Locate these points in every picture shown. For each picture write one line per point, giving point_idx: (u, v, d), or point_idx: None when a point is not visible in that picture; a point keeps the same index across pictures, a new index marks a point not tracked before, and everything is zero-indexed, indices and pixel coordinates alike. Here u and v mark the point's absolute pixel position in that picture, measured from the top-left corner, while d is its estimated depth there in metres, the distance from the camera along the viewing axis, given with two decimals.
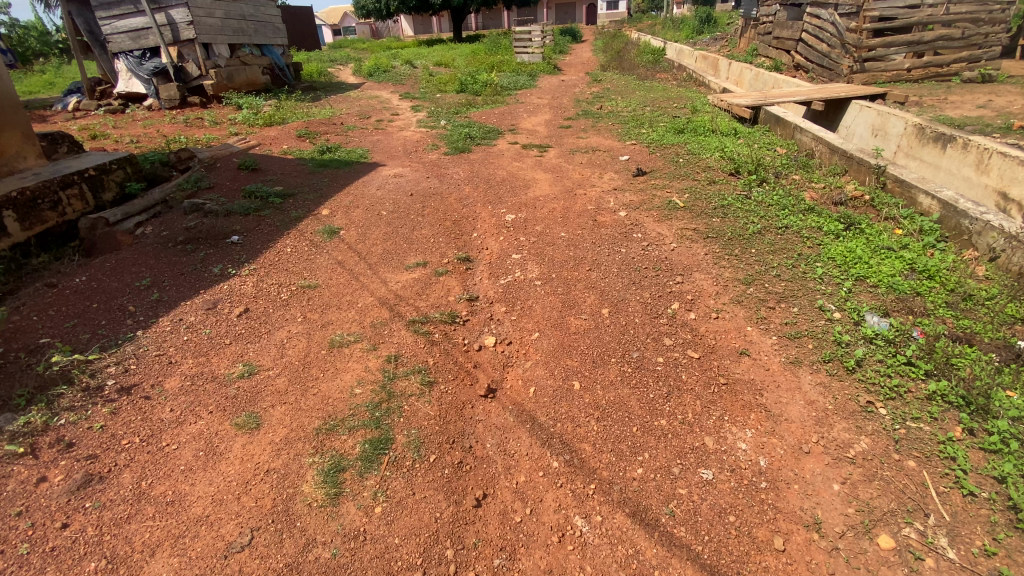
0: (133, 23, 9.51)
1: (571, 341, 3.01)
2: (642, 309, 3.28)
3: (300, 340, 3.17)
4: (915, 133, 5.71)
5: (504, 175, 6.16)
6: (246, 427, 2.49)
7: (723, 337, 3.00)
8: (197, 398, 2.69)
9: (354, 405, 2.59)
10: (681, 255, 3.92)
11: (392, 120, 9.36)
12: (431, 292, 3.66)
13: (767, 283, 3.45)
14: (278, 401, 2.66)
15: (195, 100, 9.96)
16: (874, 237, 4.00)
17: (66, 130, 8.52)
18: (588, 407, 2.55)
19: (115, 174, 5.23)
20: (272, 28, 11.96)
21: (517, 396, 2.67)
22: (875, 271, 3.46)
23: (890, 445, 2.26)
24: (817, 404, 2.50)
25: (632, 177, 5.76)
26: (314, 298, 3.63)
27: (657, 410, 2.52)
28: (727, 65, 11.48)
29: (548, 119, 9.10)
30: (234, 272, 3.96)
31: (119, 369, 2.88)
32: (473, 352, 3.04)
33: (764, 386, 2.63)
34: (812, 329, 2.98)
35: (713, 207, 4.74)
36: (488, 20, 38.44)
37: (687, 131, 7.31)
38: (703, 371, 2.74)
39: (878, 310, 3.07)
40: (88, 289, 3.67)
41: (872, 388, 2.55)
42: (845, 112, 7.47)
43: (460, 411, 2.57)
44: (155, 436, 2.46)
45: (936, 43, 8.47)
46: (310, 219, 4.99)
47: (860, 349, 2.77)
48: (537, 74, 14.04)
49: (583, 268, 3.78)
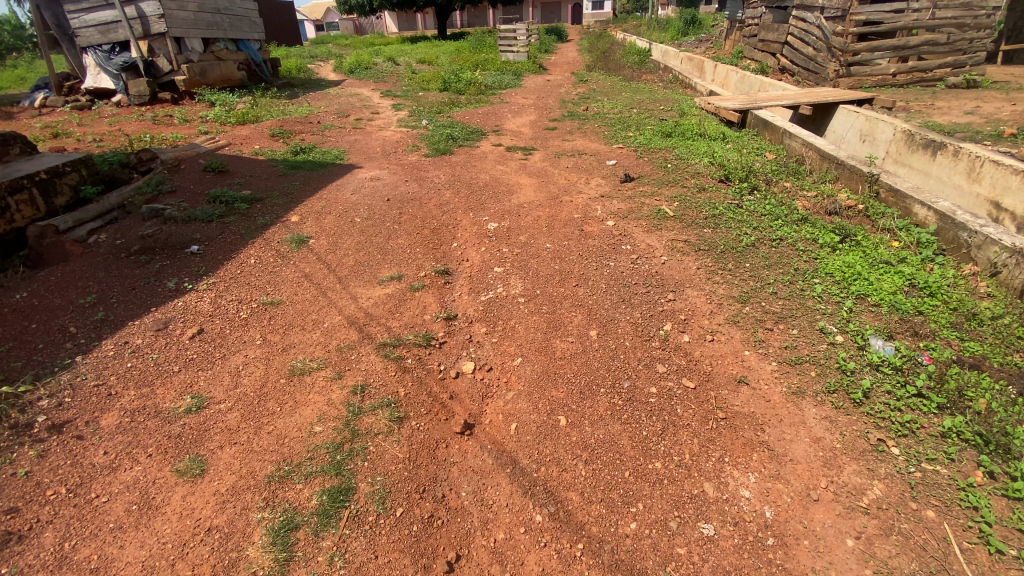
0: (100, 15, 9.02)
1: (557, 369, 2.76)
2: (632, 330, 3.04)
3: (257, 367, 2.87)
4: (904, 139, 5.60)
5: (487, 179, 5.90)
6: (189, 474, 2.19)
7: (719, 362, 2.78)
8: (136, 439, 2.38)
9: (314, 447, 2.31)
10: (673, 269, 3.70)
11: (371, 119, 9.01)
12: (406, 309, 3.38)
13: (764, 302, 3.25)
14: (228, 441, 2.36)
15: (165, 97, 9.47)
16: (871, 249, 3.84)
17: (22, 126, 8.01)
18: (575, 447, 2.31)
19: (69, 177, 4.82)
20: (248, 22, 11.48)
21: (496, 434, 2.42)
22: (877, 289, 3.28)
23: (905, 492, 2.06)
24: (823, 443, 2.29)
25: (620, 183, 5.54)
26: (277, 317, 3.33)
27: (650, 450, 2.28)
28: (713, 67, 11.36)
29: (533, 120, 8.85)
30: (190, 286, 3.64)
31: (51, 404, 2.55)
32: (449, 381, 2.77)
33: (766, 419, 2.41)
34: (814, 354, 2.78)
35: (703, 216, 4.54)
36: (474, 18, 38.08)
37: (675, 135, 7.13)
38: (700, 405, 2.51)
39: (882, 333, 2.88)
40: (26, 307, 3.31)
41: (882, 423, 2.35)
42: (833, 116, 7.35)
43: (433, 452, 2.31)
44: (84, 485, 2.14)
45: (922, 47, 8.42)
46: (279, 226, 4.66)
47: (866, 378, 2.58)
48: (522, 74, 13.77)
49: (570, 283, 3.55)
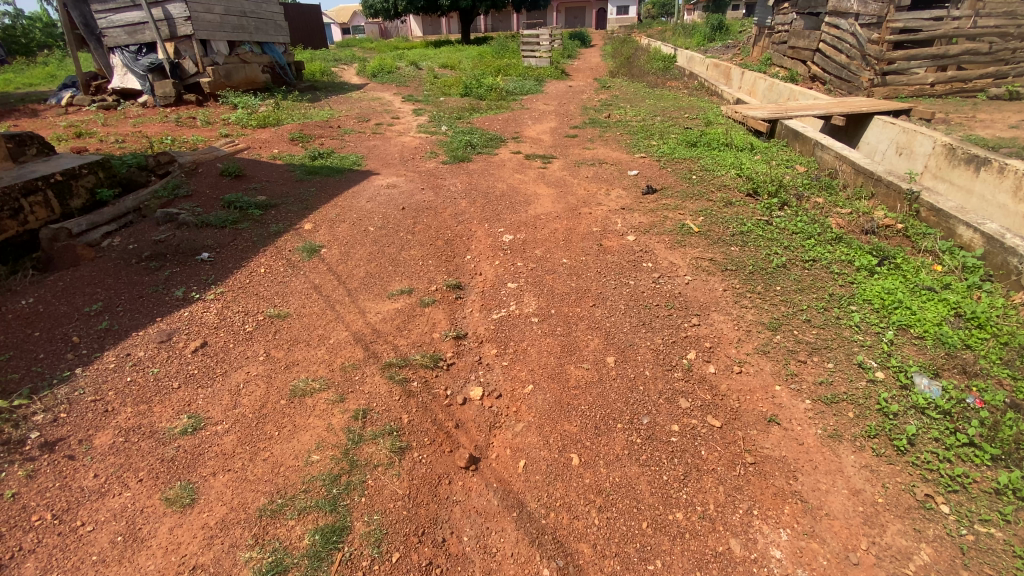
0: (130, 17, 9.16)
1: (571, 400, 2.59)
2: (653, 358, 2.85)
3: (258, 385, 2.76)
4: (944, 153, 5.29)
5: (504, 188, 5.76)
6: (178, 504, 2.08)
7: (747, 398, 2.57)
8: (128, 461, 2.28)
9: (310, 478, 2.19)
10: (697, 290, 3.49)
11: (391, 124, 8.97)
12: (414, 327, 3.24)
13: (796, 330, 3.02)
14: (222, 467, 2.25)
15: (190, 99, 9.56)
16: (911, 274, 3.59)
17: (49, 126, 8.13)
18: (588, 490, 2.14)
19: (86, 179, 4.84)
20: (274, 26, 11.61)
21: (503, 471, 2.26)
22: (920, 320, 3.02)
23: (956, 558, 1.85)
24: (863, 496, 2.08)
25: (641, 196, 5.34)
26: (283, 331, 3.23)
27: (671, 499, 2.09)
28: (740, 75, 11.07)
29: (554, 127, 8.69)
30: (198, 296, 3.57)
31: (46, 419, 2.48)
32: (456, 408, 2.62)
33: (799, 466, 2.21)
34: (852, 393, 2.55)
35: (730, 232, 4.31)
36: (498, 23, 38.19)
37: (700, 145, 6.88)
38: (726, 446, 2.31)
39: (927, 370, 2.65)
40: (31, 314, 3.27)
41: (929, 476, 2.13)
42: (867, 128, 7.02)
43: (434, 489, 2.16)
44: (70, 511, 2.05)
45: (962, 56, 8.01)
46: (291, 234, 4.58)
47: (910, 423, 2.36)
48: (544, 79, 13.64)
49: (586, 303, 3.38)
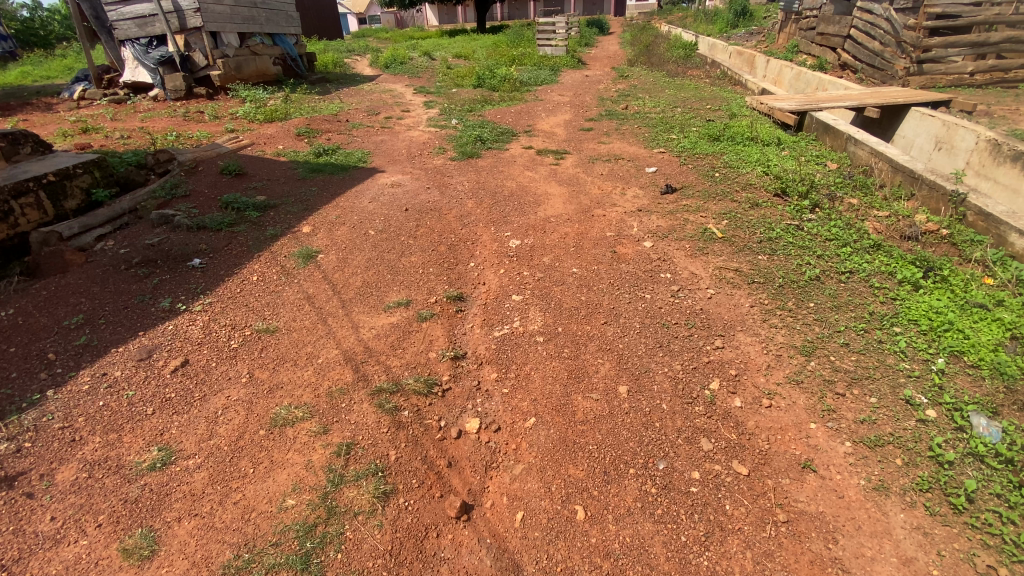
0: (140, 9, 9.00)
1: (577, 438, 2.31)
2: (671, 388, 2.55)
3: (237, 413, 2.53)
4: (988, 149, 4.85)
5: (513, 187, 5.46)
6: (136, 556, 1.88)
7: (778, 438, 2.27)
8: (88, 502, 2.08)
9: (282, 529, 1.96)
10: (720, 305, 3.18)
11: (400, 118, 8.69)
12: (409, 344, 2.99)
13: (833, 357, 2.69)
14: (189, 511, 2.04)
15: (200, 92, 9.43)
16: (960, 288, 3.21)
17: (57, 121, 8.05)
18: (594, 552, 1.88)
19: (81, 179, 4.70)
20: (286, 16, 11.39)
21: (498, 523, 2.01)
22: (975, 346, 2.66)
23: None
24: (915, 567, 1.78)
25: (660, 195, 5.00)
26: (270, 348, 3.01)
27: (688, 565, 1.82)
28: (766, 63, 10.52)
29: (569, 120, 8.32)
30: (184, 307, 3.37)
31: (8, 450, 2.30)
32: (449, 443, 2.36)
33: (838, 525, 1.92)
34: (898, 434, 2.24)
35: (757, 238, 3.96)
36: (515, 11, 37.50)
37: (724, 139, 6.46)
38: (754, 499, 2.03)
39: (985, 409, 2.31)
40: (10, 327, 3.11)
41: (992, 541, 1.83)
42: (903, 120, 6.53)
43: (419, 545, 1.92)
44: (20, 563, 1.86)
45: (1003, 44, 7.36)
46: (289, 237, 4.37)
47: (967, 474, 2.04)
48: (560, 69, 13.20)
49: (597, 319, 3.09)
